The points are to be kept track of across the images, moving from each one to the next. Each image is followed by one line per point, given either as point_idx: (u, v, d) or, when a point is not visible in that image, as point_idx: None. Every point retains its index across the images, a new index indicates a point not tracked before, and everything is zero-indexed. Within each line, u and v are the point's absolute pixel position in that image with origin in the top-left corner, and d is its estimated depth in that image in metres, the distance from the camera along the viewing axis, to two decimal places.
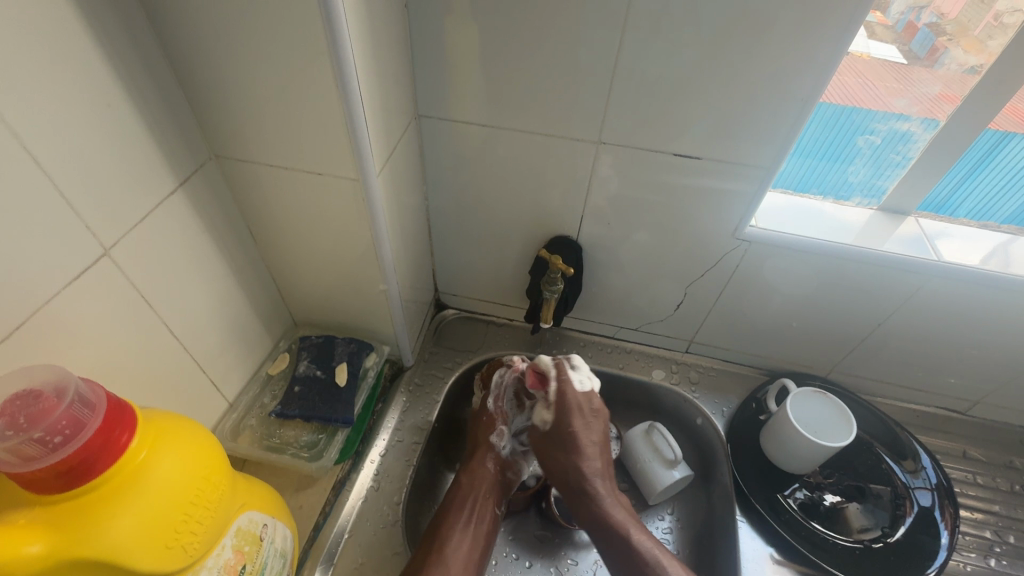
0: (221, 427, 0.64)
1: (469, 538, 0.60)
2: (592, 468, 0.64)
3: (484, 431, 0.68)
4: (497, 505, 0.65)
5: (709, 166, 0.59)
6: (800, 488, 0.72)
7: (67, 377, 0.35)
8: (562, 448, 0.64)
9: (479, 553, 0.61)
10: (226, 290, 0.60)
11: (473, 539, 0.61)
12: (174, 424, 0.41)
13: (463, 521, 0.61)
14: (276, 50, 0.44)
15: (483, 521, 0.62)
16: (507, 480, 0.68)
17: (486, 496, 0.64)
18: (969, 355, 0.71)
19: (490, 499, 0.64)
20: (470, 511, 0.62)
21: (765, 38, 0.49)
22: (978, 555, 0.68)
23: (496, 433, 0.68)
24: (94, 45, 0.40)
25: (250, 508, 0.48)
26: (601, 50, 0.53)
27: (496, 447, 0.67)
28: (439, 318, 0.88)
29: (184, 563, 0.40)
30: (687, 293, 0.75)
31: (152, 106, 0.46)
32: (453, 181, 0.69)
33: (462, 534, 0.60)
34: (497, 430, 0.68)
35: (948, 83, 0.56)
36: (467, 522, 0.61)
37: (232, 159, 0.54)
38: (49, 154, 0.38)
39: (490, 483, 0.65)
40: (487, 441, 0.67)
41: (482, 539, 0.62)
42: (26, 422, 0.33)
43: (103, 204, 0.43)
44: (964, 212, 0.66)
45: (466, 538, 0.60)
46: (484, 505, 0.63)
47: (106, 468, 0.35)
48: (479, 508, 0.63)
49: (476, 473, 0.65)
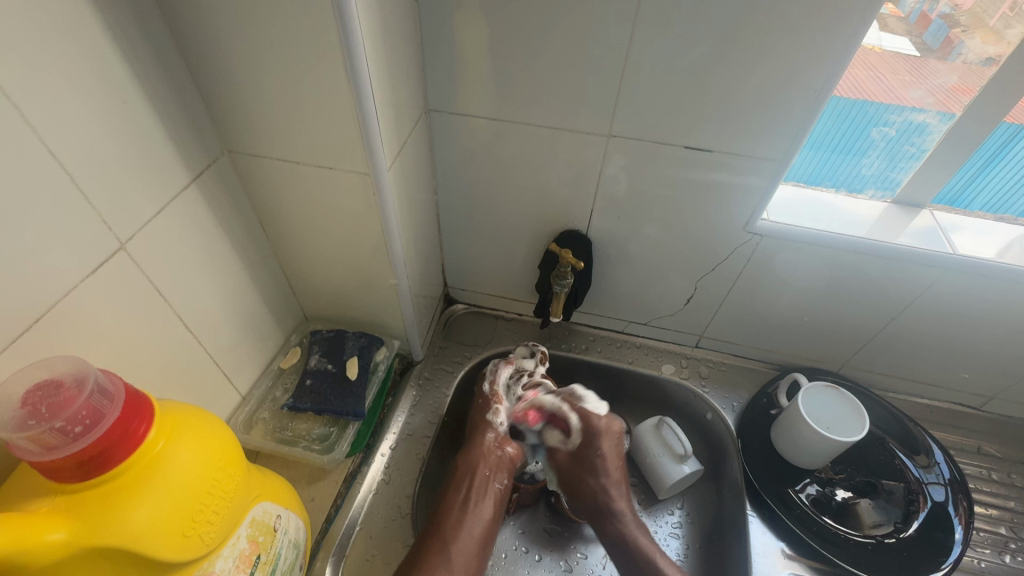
0: (234, 420, 0.64)
1: (469, 519, 0.61)
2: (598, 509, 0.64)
3: (480, 412, 0.69)
4: (501, 481, 0.65)
5: (721, 159, 0.59)
6: (811, 483, 0.71)
7: (87, 368, 0.36)
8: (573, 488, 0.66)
9: (482, 530, 0.61)
10: (238, 284, 0.61)
11: (474, 518, 0.61)
12: (189, 415, 0.42)
13: (461, 500, 0.62)
14: (286, 44, 0.44)
15: (483, 500, 0.62)
16: (514, 454, 0.67)
17: (486, 474, 0.64)
18: (985, 350, 0.70)
19: (493, 475, 0.64)
20: (468, 492, 0.62)
21: (777, 30, 0.48)
22: (993, 551, 0.67)
23: (492, 412, 0.69)
24: (108, 40, 0.40)
25: (264, 499, 0.49)
26: (611, 43, 0.52)
27: (494, 424, 0.68)
28: (448, 312, 0.89)
29: (200, 553, 0.40)
30: (698, 287, 0.74)
31: (164, 101, 0.46)
32: (462, 176, 0.69)
33: (461, 512, 0.61)
34: (493, 409, 0.69)
35: (963, 75, 0.55)
36: (465, 502, 0.61)
37: (244, 154, 0.55)
38: (66, 148, 0.39)
39: (492, 460, 0.65)
40: (483, 419, 0.68)
41: (484, 518, 0.61)
42: (48, 412, 0.34)
43: (118, 199, 0.44)
44: (979, 205, 0.65)
45: (466, 517, 0.60)
46: (484, 483, 0.63)
47: (124, 458, 0.36)
48: (479, 487, 0.63)
49: (473, 453, 0.65)
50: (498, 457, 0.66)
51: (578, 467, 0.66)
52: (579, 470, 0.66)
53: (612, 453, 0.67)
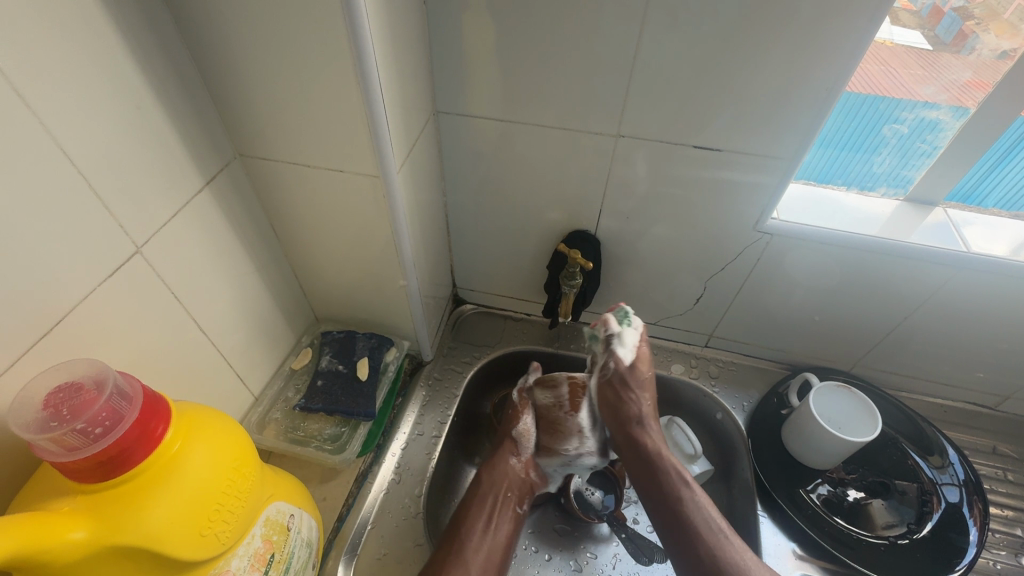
0: (247, 420, 0.65)
1: (490, 538, 0.61)
2: (647, 435, 0.65)
3: (507, 427, 0.70)
4: (520, 504, 0.65)
5: (729, 158, 0.59)
6: (822, 483, 0.71)
7: (106, 371, 0.37)
8: (621, 423, 0.66)
9: (501, 553, 0.61)
10: (250, 286, 0.61)
11: (494, 540, 0.61)
12: (205, 415, 0.42)
13: (483, 520, 0.62)
14: (297, 49, 0.45)
15: (502, 521, 0.63)
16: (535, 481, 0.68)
17: (506, 493, 0.65)
18: (1000, 349, 0.69)
19: (512, 499, 0.65)
20: (488, 510, 0.63)
21: (786, 28, 0.48)
22: (1009, 553, 0.66)
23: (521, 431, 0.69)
24: (123, 48, 0.41)
25: (278, 499, 0.49)
26: (618, 44, 0.52)
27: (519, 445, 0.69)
28: (457, 313, 0.89)
29: (215, 552, 0.41)
30: (707, 287, 0.74)
31: (178, 106, 0.47)
32: (471, 177, 0.69)
33: (481, 533, 0.61)
34: (520, 428, 0.69)
35: (977, 69, 0.55)
36: (486, 521, 0.62)
37: (256, 158, 0.56)
38: (83, 154, 0.40)
39: (513, 481, 0.66)
40: (509, 436, 0.69)
41: (503, 538, 0.62)
42: (69, 413, 0.34)
43: (134, 204, 0.44)
44: (992, 202, 0.64)
45: (485, 535, 0.61)
46: (503, 503, 0.64)
47: (143, 458, 0.36)
48: (498, 507, 0.63)
49: (496, 470, 0.66)
50: (516, 477, 0.67)
51: (623, 393, 0.66)
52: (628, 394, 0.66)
53: (649, 384, 0.68)
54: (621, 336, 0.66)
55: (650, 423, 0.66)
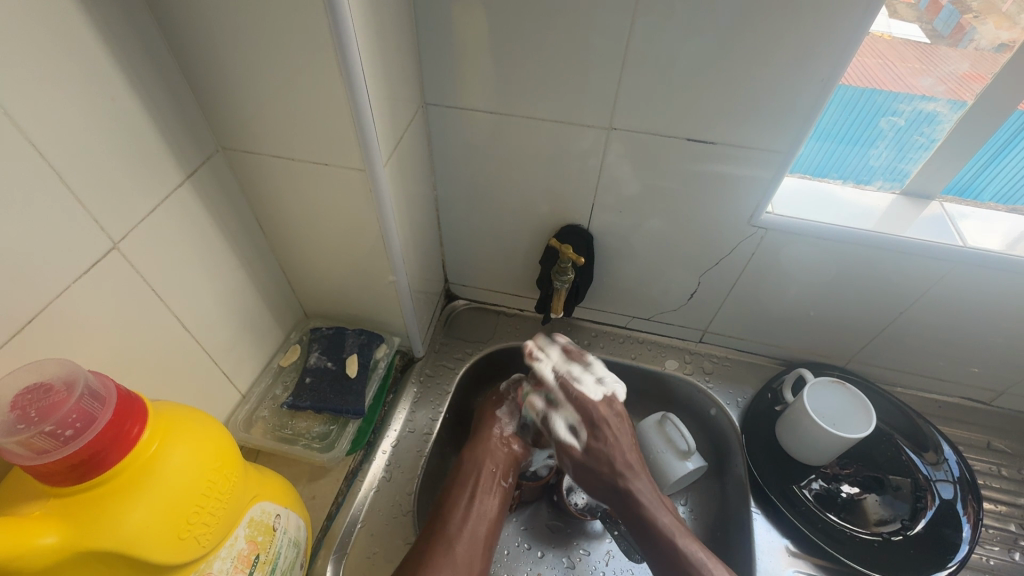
0: (234, 419, 0.64)
1: (474, 518, 0.61)
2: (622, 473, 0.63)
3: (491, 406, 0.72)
4: (505, 478, 0.65)
5: (724, 152, 0.58)
6: (816, 479, 0.70)
7: (77, 370, 0.36)
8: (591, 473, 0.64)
9: (488, 528, 0.61)
10: (235, 282, 0.60)
11: (478, 517, 0.61)
12: (184, 416, 0.41)
13: (469, 496, 0.62)
14: (279, 39, 0.43)
15: (488, 498, 0.63)
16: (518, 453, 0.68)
17: (491, 469, 0.65)
18: (994, 345, 0.69)
19: (498, 472, 0.65)
20: (473, 489, 0.63)
21: (781, 19, 0.47)
22: (1002, 549, 0.66)
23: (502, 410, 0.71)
24: (97, 37, 0.39)
25: (263, 499, 0.48)
26: (610, 34, 0.51)
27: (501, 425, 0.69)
28: (449, 308, 0.88)
29: (196, 554, 0.40)
30: (701, 281, 0.73)
31: (155, 97, 0.46)
32: (462, 170, 0.68)
33: (465, 511, 0.61)
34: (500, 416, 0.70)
35: (976, 62, 0.54)
36: (470, 500, 0.62)
37: (239, 152, 0.54)
38: (55, 148, 0.38)
39: (498, 457, 0.66)
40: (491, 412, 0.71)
41: (490, 516, 0.62)
42: (37, 415, 0.33)
43: (110, 199, 0.43)
44: (988, 195, 0.63)
45: (470, 516, 0.61)
46: (489, 478, 0.64)
47: (118, 460, 0.35)
48: (485, 483, 0.64)
49: (479, 452, 0.66)
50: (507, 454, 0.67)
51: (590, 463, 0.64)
52: (595, 463, 0.64)
53: (619, 433, 0.65)
54: (553, 418, 0.66)
55: (626, 458, 0.64)
